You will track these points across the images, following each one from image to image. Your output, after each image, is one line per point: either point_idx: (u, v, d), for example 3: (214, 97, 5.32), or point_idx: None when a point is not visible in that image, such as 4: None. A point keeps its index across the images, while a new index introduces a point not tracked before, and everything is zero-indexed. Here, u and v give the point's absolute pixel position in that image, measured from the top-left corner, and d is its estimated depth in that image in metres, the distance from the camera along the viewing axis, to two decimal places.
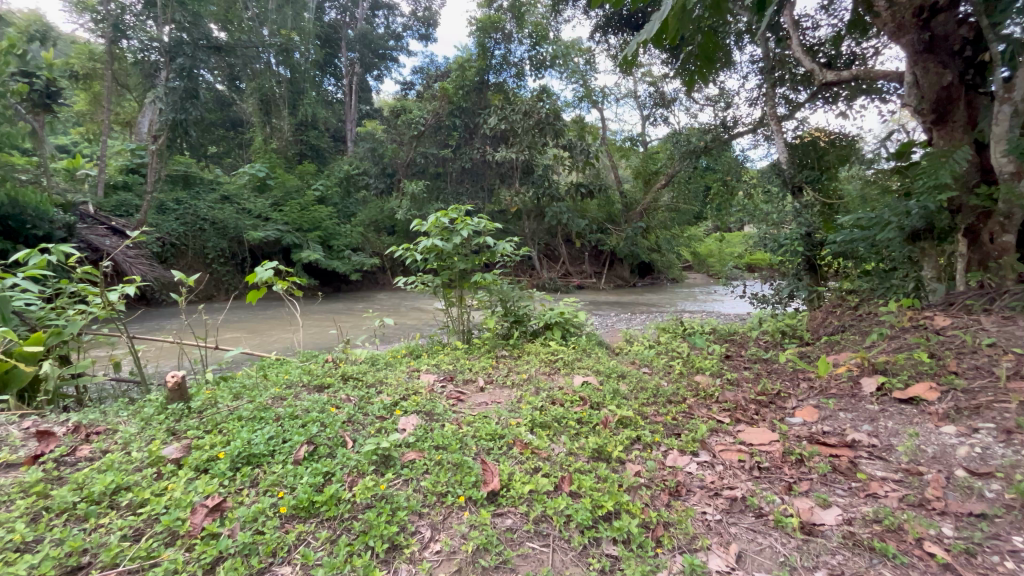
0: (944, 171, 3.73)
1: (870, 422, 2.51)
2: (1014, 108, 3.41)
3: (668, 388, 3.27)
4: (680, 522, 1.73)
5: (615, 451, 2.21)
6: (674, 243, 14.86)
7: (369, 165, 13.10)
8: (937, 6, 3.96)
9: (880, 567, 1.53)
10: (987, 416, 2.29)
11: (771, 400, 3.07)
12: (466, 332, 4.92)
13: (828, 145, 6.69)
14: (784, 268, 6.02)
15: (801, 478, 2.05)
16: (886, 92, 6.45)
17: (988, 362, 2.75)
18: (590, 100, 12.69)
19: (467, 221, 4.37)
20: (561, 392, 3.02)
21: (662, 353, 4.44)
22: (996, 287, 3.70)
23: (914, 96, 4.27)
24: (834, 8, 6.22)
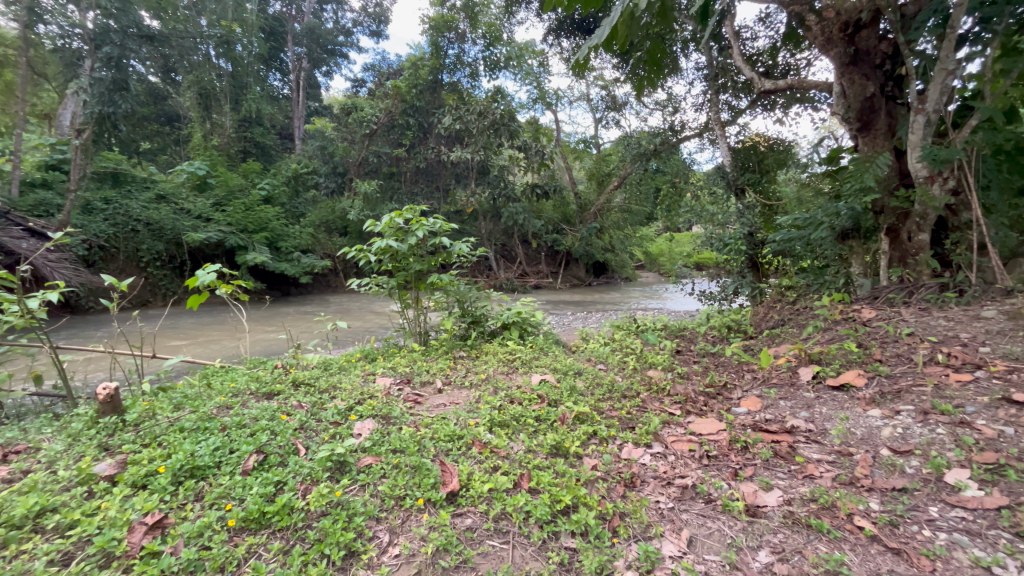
0: (869, 175, 4.06)
1: (807, 409, 2.68)
2: (927, 118, 3.75)
3: (623, 383, 3.37)
4: (635, 512, 1.79)
5: (572, 447, 2.25)
6: (627, 243, 15.28)
7: (319, 164, 12.67)
8: (860, 23, 4.31)
9: (816, 542, 1.64)
10: (907, 398, 2.51)
11: (719, 391, 3.23)
12: (423, 334, 4.86)
13: (767, 149, 7.09)
14: (729, 266, 6.34)
15: (746, 464, 2.17)
16: (817, 101, 6.91)
17: (908, 350, 3.00)
18: (544, 102, 12.84)
19: (422, 222, 4.31)
20: (519, 391, 3.04)
21: (617, 350, 4.56)
22: (914, 282, 4.05)
23: (842, 105, 4.60)
24: (770, 21, 6.61)
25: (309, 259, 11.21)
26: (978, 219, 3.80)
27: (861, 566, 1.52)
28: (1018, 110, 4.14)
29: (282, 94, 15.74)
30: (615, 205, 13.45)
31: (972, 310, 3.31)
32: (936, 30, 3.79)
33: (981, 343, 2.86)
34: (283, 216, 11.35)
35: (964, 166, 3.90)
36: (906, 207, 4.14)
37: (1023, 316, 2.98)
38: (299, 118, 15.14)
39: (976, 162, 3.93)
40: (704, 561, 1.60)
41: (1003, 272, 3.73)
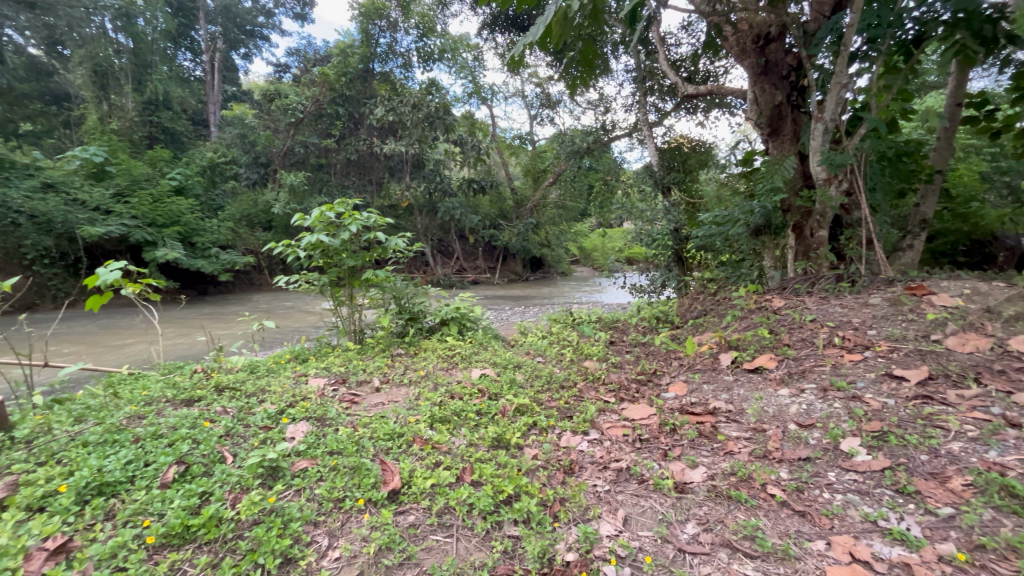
0: (777, 177, 4.45)
1: (726, 391, 2.90)
2: (826, 126, 4.16)
3: (561, 374, 3.47)
4: (574, 496, 1.86)
5: (513, 438, 2.30)
6: (563, 238, 15.66)
7: (238, 153, 11.80)
8: (770, 36, 4.70)
9: (736, 511, 1.80)
10: (810, 377, 2.80)
11: (649, 378, 3.42)
12: (359, 332, 4.71)
13: (690, 150, 7.53)
14: (657, 260, 6.70)
15: (675, 445, 2.32)
16: (734, 106, 7.45)
17: (811, 335, 3.34)
18: (479, 97, 12.79)
19: (355, 216, 4.16)
20: (459, 386, 3.04)
21: (554, 342, 4.67)
22: (815, 273, 4.51)
23: (755, 111, 4.99)
24: (692, 29, 7.02)
25: (229, 256, 10.46)
26: (866, 218, 4.28)
27: (773, 529, 1.68)
28: (898, 122, 4.70)
29: (194, 76, 14.46)
30: (552, 201, 13.84)
31: (862, 298, 3.74)
32: (832, 47, 4.22)
33: (869, 326, 3.24)
34: (198, 209, 10.48)
35: (855, 170, 4.37)
36: (809, 206, 4.58)
37: (901, 302, 3.41)
38: (215, 103, 14.01)
39: (865, 167, 4.43)
40: (639, 537, 1.69)
41: (886, 264, 4.24)
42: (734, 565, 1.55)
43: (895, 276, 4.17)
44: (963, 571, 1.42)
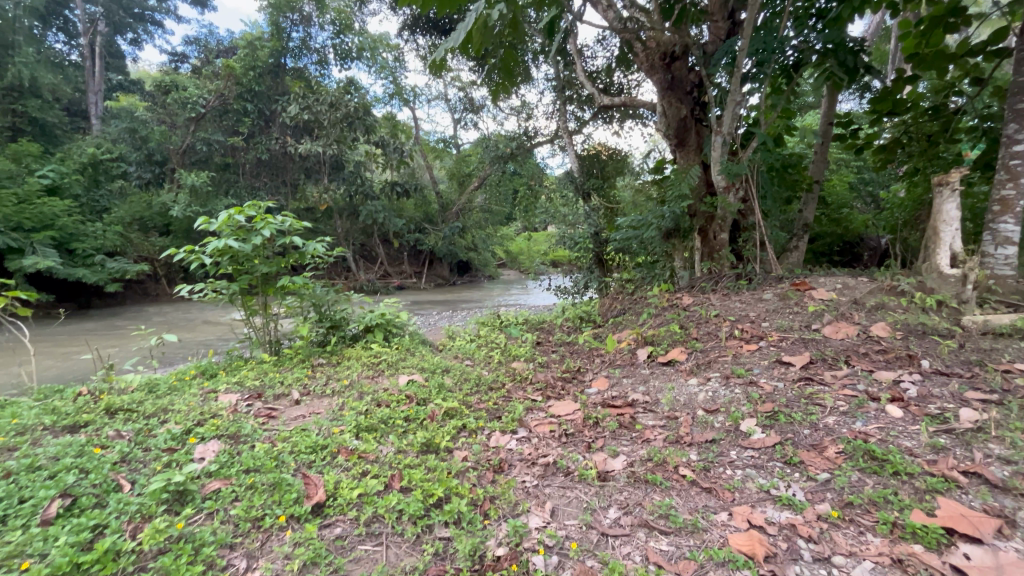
0: (684, 184, 4.85)
1: (644, 383, 3.12)
2: (724, 139, 4.58)
3: (489, 376, 3.51)
4: (504, 493, 1.90)
5: (442, 442, 2.30)
6: (489, 242, 15.78)
7: (127, 149, 10.59)
8: (675, 55, 5.14)
9: (652, 493, 1.94)
10: (715, 366, 3.09)
11: (573, 375, 3.58)
12: (274, 342, 4.45)
13: (608, 157, 7.92)
14: (580, 262, 7.00)
15: (598, 437, 2.45)
16: (646, 117, 7.96)
17: (715, 328, 3.67)
18: (401, 98, 12.55)
19: (269, 220, 3.92)
20: (386, 393, 2.98)
21: (482, 345, 4.71)
22: (719, 272, 4.94)
23: (664, 123, 5.39)
24: (606, 43, 7.41)
25: (118, 264, 9.42)
26: (759, 222, 4.78)
27: (685, 506, 1.84)
28: (783, 137, 5.31)
29: (70, 61, 12.75)
30: (478, 205, 13.89)
31: (757, 294, 4.17)
32: (727, 67, 4.69)
33: (763, 319, 3.63)
34: (77, 211, 9.27)
35: (749, 180, 4.86)
36: (711, 211, 5.02)
37: (788, 297, 3.86)
38: (96, 92, 12.47)
39: (757, 177, 4.94)
40: (565, 526, 1.77)
41: (776, 263, 4.76)
42: (651, 542, 1.67)
43: (783, 274, 4.70)
44: (836, 526, 1.64)
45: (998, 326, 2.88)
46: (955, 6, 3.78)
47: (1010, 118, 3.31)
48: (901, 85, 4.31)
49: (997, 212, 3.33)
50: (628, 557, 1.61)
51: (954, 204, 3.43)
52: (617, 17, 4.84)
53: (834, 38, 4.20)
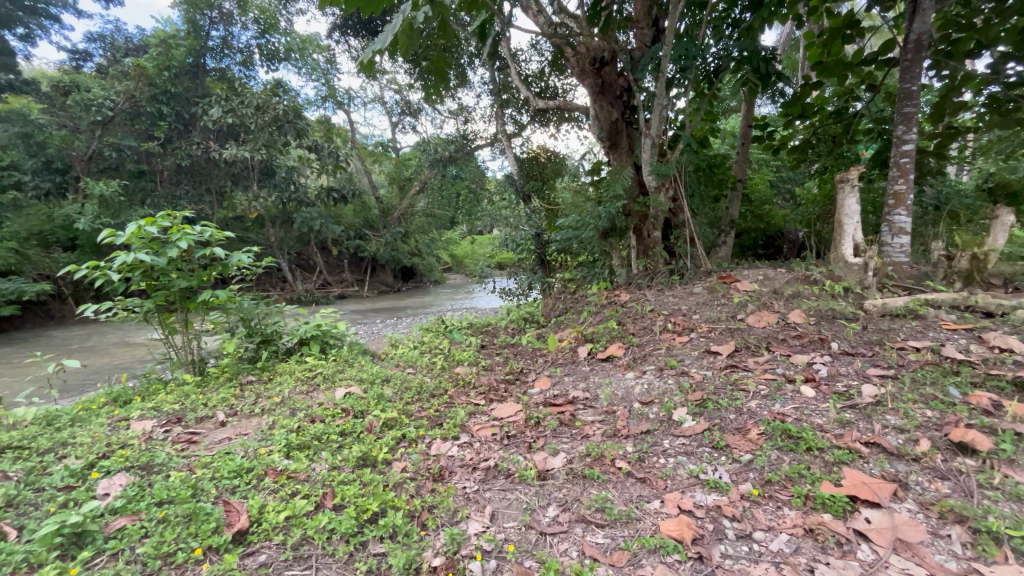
0: (618, 185, 5.03)
1: (584, 380, 3.19)
2: (652, 141, 4.78)
3: (431, 383, 3.45)
4: (442, 502, 1.87)
5: (379, 455, 2.24)
6: (433, 246, 15.57)
7: (20, 157, 9.52)
8: (604, 60, 5.31)
9: (589, 487, 1.98)
10: (649, 359, 3.22)
11: (516, 377, 3.60)
12: (198, 362, 4.14)
13: (546, 160, 8.03)
14: (523, 263, 7.08)
15: (539, 436, 2.47)
16: (581, 120, 8.16)
17: (650, 322, 3.82)
18: (335, 101, 12.12)
19: (186, 230, 3.65)
20: (321, 408, 2.85)
21: (426, 352, 4.64)
22: (654, 268, 5.15)
23: (597, 126, 5.55)
24: (539, 48, 7.52)
25: (13, 284, 8.43)
26: (688, 220, 5.03)
27: (620, 497, 1.89)
28: (707, 139, 5.62)
29: None
30: (420, 209, 14.05)
31: (687, 288, 4.38)
32: (653, 72, 4.89)
33: (693, 311, 3.82)
34: None
35: (677, 180, 5.10)
36: (645, 211, 5.23)
37: (716, 289, 4.08)
38: None
39: (684, 177, 5.20)
40: (504, 528, 1.77)
41: (705, 258, 5.03)
42: (587, 536, 1.70)
43: (711, 268, 4.96)
44: (757, 503, 1.75)
45: (894, 308, 3.19)
46: (850, 19, 4.16)
47: (898, 121, 3.69)
48: (808, 91, 4.69)
49: (892, 205, 3.70)
50: (564, 553, 1.63)
51: (854, 198, 3.76)
52: (547, 23, 4.93)
53: (749, 47, 4.49)
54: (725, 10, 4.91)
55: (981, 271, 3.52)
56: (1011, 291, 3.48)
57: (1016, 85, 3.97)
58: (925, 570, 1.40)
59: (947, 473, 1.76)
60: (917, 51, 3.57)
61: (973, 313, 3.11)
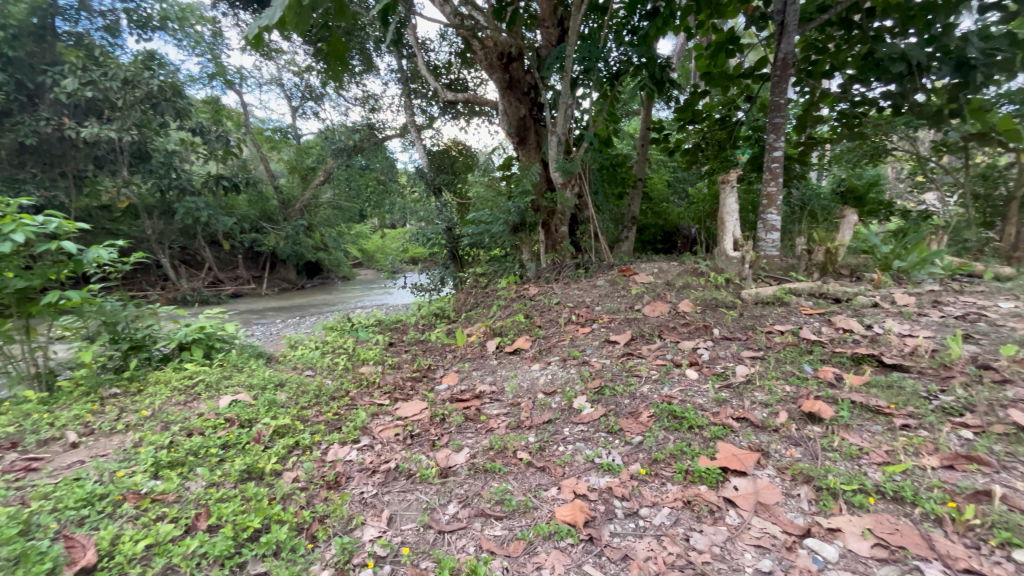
0: (526, 180, 5.12)
1: (491, 374, 3.21)
2: (558, 139, 4.93)
3: (331, 386, 3.26)
4: (335, 510, 1.80)
5: (268, 466, 2.08)
6: (340, 240, 14.77)
7: None
8: (511, 56, 5.35)
9: (491, 480, 1.99)
10: (554, 351, 3.31)
11: (424, 374, 3.53)
12: (45, 376, 3.55)
13: (458, 153, 7.93)
14: (435, 258, 6.95)
15: (443, 433, 2.44)
16: (491, 114, 8.18)
17: (556, 315, 3.93)
18: (224, 79, 10.95)
19: (23, 221, 3.07)
20: (200, 419, 2.58)
21: (328, 352, 4.39)
22: (561, 262, 5.31)
23: (505, 121, 5.59)
24: (448, 38, 7.38)
25: None
26: (591, 216, 5.25)
27: (519, 487, 1.93)
28: (610, 139, 5.89)
29: None
30: (325, 200, 13.15)
31: (591, 281, 4.58)
32: (559, 71, 4.99)
33: (595, 303, 4.00)
34: None
35: (581, 177, 5.29)
36: (552, 206, 5.38)
37: (617, 282, 4.31)
38: None
39: (589, 175, 5.42)
40: (401, 531, 1.73)
41: (608, 253, 5.29)
42: (485, 530, 1.71)
43: (613, 262, 5.24)
44: (644, 481, 1.87)
45: (765, 297, 3.58)
46: (731, 35, 4.56)
47: (770, 130, 4.13)
48: (697, 98, 5.07)
49: (765, 205, 4.15)
50: (462, 550, 1.63)
51: (734, 197, 4.16)
52: (455, 13, 4.83)
53: (646, 53, 4.74)
54: (625, 17, 5.16)
55: (832, 263, 4.07)
56: (854, 280, 4.06)
57: (859, 103, 4.62)
58: (779, 528, 1.58)
59: (800, 440, 2.01)
60: (785, 69, 4.02)
61: (826, 299, 3.58)
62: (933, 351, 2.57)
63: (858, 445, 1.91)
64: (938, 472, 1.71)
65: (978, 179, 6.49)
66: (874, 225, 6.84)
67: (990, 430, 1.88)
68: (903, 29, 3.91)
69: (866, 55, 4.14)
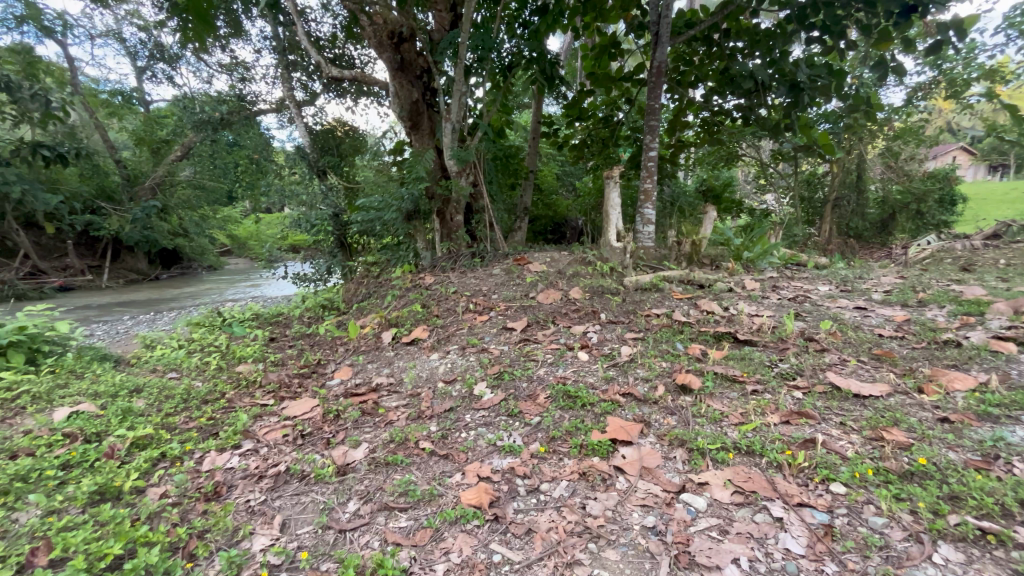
0: (421, 167, 5.00)
1: (388, 365, 3.11)
2: (453, 126, 4.90)
3: (202, 388, 2.91)
4: (217, 523, 1.66)
5: (126, 483, 1.83)
6: (205, 225, 13.07)
7: None
8: (402, 36, 5.15)
9: (392, 473, 1.95)
10: (453, 339, 3.32)
11: (313, 369, 3.30)
12: None
13: (344, 135, 7.43)
14: (320, 246, 6.50)
15: (338, 430, 2.32)
16: (380, 95, 7.79)
17: (453, 304, 3.92)
18: (38, 25, 8.90)
19: None
20: (27, 438, 2.15)
21: (195, 351, 3.88)
22: (457, 251, 5.30)
23: (397, 104, 5.39)
24: (331, 9, 6.84)
25: None
26: (486, 205, 5.33)
27: (423, 477, 1.92)
28: (503, 130, 5.97)
29: None
30: (184, 178, 11.56)
31: (487, 270, 4.65)
32: (452, 57, 4.92)
33: (492, 291, 4.08)
34: None
35: (476, 167, 5.33)
36: (447, 194, 5.34)
37: (512, 271, 4.44)
38: None
39: (483, 164, 5.47)
40: (297, 536, 1.65)
41: (503, 242, 5.40)
42: (389, 523, 1.69)
43: (508, 251, 5.37)
44: (543, 459, 1.98)
45: (644, 284, 3.93)
46: (614, 40, 4.86)
47: (647, 132, 4.52)
48: (583, 96, 5.35)
49: (643, 200, 4.55)
50: (366, 546, 1.60)
51: (617, 192, 4.49)
52: None
53: (537, 48, 4.86)
54: (517, 10, 5.23)
55: (697, 253, 4.61)
56: (714, 269, 4.64)
57: (718, 113, 5.25)
58: (660, 487, 1.78)
59: (674, 409, 2.27)
60: (658, 76, 4.41)
61: (693, 285, 4.05)
62: (773, 327, 3.05)
63: (720, 410, 2.21)
64: (778, 427, 2.06)
65: (805, 184, 7.82)
66: (729, 220, 7.87)
67: (814, 390, 2.31)
68: (751, 51, 4.49)
69: (724, 71, 4.71)
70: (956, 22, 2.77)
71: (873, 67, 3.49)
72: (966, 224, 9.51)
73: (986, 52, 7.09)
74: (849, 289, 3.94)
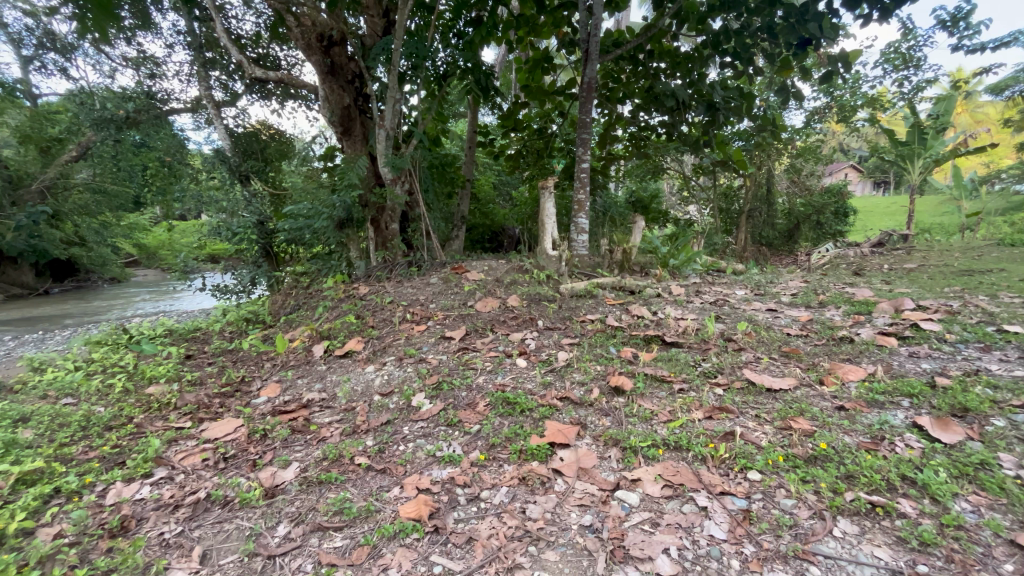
0: (353, 174, 4.85)
1: (319, 380, 2.97)
2: (387, 133, 4.81)
3: (104, 413, 2.62)
4: (125, 561, 1.53)
5: (10, 526, 1.63)
6: (107, 233, 11.82)
7: None
8: (332, 39, 5.02)
9: (325, 491, 1.87)
10: (389, 351, 3.23)
11: (236, 388, 3.08)
12: None
13: (269, 138, 7.05)
14: (243, 256, 6.10)
15: (265, 450, 2.18)
16: (308, 99, 7.48)
17: (389, 314, 3.83)
18: None
19: None
20: None
21: (96, 372, 3.51)
22: (393, 260, 5.18)
23: (327, 109, 5.21)
24: (253, 6, 6.51)
25: None
26: (422, 213, 5.27)
27: (359, 493, 1.85)
28: (439, 138, 5.94)
29: None
30: (79, 180, 10.21)
31: (424, 279, 4.59)
32: (385, 63, 4.85)
33: (429, 300, 4.03)
34: None
35: (411, 174, 5.26)
36: (381, 202, 5.22)
37: (450, 280, 4.41)
38: None
39: (418, 172, 5.40)
40: (219, 567, 1.55)
41: (440, 250, 5.35)
42: (323, 544, 1.62)
43: (445, 259, 5.32)
44: (483, 467, 1.98)
45: (579, 290, 4.06)
46: (546, 55, 5.01)
47: (579, 144, 4.69)
48: (518, 108, 5.45)
49: (576, 210, 4.70)
50: (298, 570, 1.52)
51: (551, 201, 4.61)
52: None
53: (472, 58, 4.90)
54: (450, 19, 5.26)
55: (628, 261, 4.83)
56: (644, 275, 4.88)
57: (644, 128, 5.55)
58: (596, 486, 1.84)
59: (609, 411, 2.35)
60: (589, 92, 4.60)
61: (624, 292, 4.23)
62: (697, 330, 3.26)
63: (650, 409, 2.33)
64: (703, 422, 2.20)
65: (723, 197, 8.45)
66: (656, 229, 8.31)
67: (733, 386, 2.50)
68: (673, 71, 4.83)
69: (649, 89, 5.02)
70: (842, 55, 3.13)
71: (777, 92, 3.86)
72: (857, 234, 10.69)
73: (868, 82, 8.07)
74: (761, 293, 4.29)
